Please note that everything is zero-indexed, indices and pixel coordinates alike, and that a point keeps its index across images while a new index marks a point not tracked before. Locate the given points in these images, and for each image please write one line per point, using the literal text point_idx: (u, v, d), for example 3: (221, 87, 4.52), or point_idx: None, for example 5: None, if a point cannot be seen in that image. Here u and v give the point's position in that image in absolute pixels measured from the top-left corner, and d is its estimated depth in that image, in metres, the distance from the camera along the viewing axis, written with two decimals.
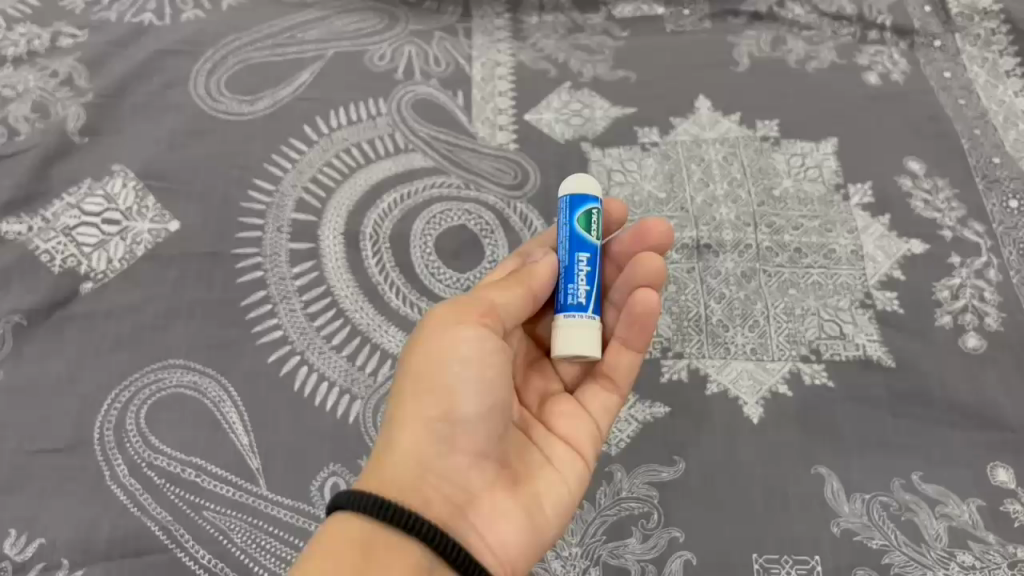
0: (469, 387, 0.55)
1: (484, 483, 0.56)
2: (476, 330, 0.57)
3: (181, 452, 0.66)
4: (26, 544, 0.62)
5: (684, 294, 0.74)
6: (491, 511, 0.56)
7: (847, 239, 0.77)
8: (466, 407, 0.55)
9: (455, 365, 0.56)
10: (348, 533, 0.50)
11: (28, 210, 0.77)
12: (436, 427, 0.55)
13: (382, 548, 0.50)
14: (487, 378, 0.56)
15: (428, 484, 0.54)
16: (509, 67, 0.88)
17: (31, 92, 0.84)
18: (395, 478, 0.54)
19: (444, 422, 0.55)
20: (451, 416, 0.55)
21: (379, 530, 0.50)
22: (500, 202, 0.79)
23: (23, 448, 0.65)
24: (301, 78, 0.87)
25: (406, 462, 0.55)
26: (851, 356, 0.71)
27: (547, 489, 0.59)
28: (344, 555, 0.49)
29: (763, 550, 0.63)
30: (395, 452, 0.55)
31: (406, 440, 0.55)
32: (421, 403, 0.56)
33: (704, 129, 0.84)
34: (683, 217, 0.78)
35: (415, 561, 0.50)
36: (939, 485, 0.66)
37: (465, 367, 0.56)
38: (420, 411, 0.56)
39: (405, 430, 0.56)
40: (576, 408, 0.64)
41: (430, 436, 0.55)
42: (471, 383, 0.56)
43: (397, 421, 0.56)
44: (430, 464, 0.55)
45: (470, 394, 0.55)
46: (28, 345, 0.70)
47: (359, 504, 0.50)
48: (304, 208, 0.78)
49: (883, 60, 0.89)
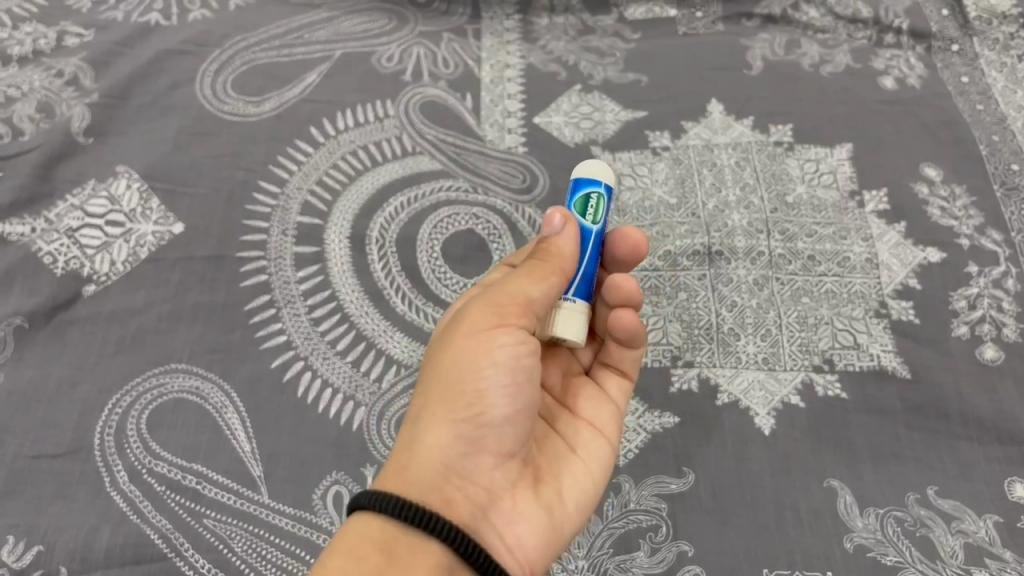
0: (499, 391, 0.54)
1: (505, 484, 0.56)
2: (512, 333, 0.55)
3: (182, 459, 0.65)
4: (24, 552, 0.61)
5: (695, 301, 0.73)
6: (512, 514, 0.55)
7: (861, 246, 0.76)
8: (497, 410, 0.54)
9: (488, 366, 0.54)
10: (369, 534, 0.48)
11: (31, 211, 0.76)
12: (464, 428, 0.54)
13: (404, 550, 0.48)
14: (518, 382, 0.55)
15: (453, 486, 0.53)
16: (519, 69, 0.87)
17: (37, 91, 0.83)
18: (421, 480, 0.52)
19: (472, 425, 0.54)
20: (481, 418, 0.54)
21: (400, 531, 0.48)
22: (508, 206, 0.78)
23: (23, 453, 0.65)
24: (308, 79, 0.86)
25: (431, 462, 0.53)
26: (865, 367, 0.69)
27: (569, 492, 0.59)
28: (364, 556, 0.47)
29: (774, 565, 0.61)
30: (420, 451, 0.53)
31: (432, 440, 0.53)
32: (450, 403, 0.54)
33: (716, 133, 0.83)
34: (694, 223, 0.77)
35: (437, 562, 0.48)
36: (955, 500, 0.64)
37: (498, 369, 0.54)
38: (448, 412, 0.54)
39: (431, 429, 0.54)
40: (597, 393, 0.65)
41: (457, 437, 0.53)
42: (502, 386, 0.54)
43: (422, 420, 0.54)
44: (454, 465, 0.53)
45: (501, 398, 0.54)
46: (30, 348, 0.70)
47: (379, 504, 0.49)
48: (310, 211, 0.77)
49: (899, 64, 0.87)
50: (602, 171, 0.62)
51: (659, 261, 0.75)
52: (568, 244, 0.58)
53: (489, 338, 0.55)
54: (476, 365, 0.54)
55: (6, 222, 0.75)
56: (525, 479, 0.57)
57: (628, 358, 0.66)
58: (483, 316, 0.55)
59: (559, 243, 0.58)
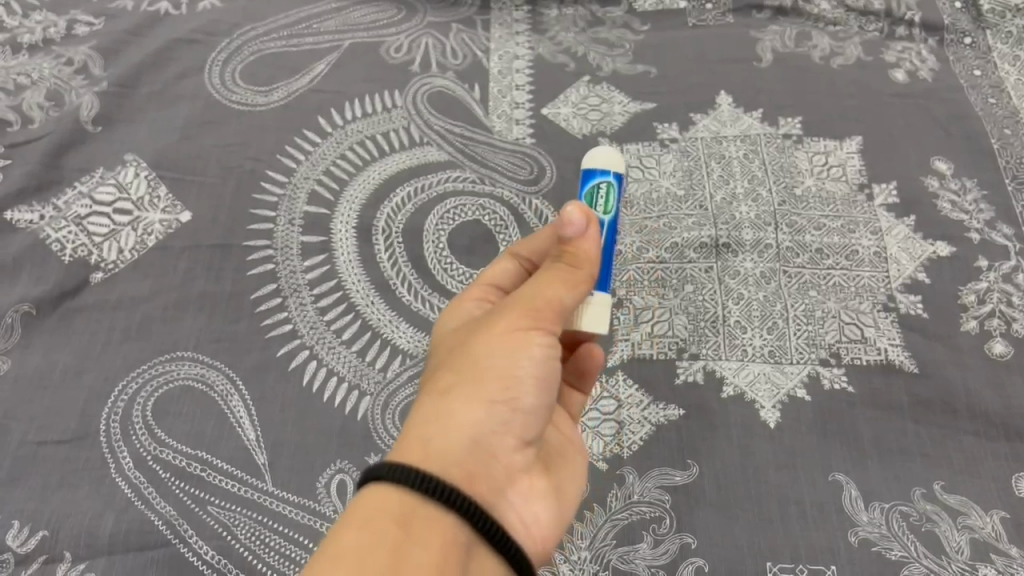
0: (535, 382, 0.51)
1: (521, 465, 0.53)
2: (549, 333, 0.52)
3: (187, 446, 0.65)
4: (29, 537, 0.61)
5: (701, 294, 0.72)
6: (524, 494, 0.53)
7: (870, 240, 0.75)
8: (528, 396, 0.51)
9: (526, 356, 0.51)
10: (384, 505, 0.45)
11: (39, 198, 0.76)
12: (496, 409, 0.50)
13: (422, 523, 0.44)
14: (550, 376, 0.52)
15: (480, 464, 0.49)
16: (527, 60, 0.87)
17: (46, 79, 0.83)
18: (449, 456, 0.48)
19: (503, 407, 0.50)
20: (513, 404, 0.51)
21: (417, 501, 0.45)
22: (515, 197, 0.78)
23: (29, 439, 0.65)
24: (316, 69, 0.86)
25: (459, 439, 0.49)
26: (872, 361, 0.69)
27: (564, 486, 0.58)
28: (378, 529, 0.44)
29: (778, 559, 0.61)
30: (449, 426, 0.49)
31: (462, 416, 0.49)
32: (482, 384, 0.50)
33: (725, 125, 0.82)
34: (702, 215, 0.77)
35: (453, 534, 0.45)
36: (961, 495, 0.64)
37: (536, 362, 0.51)
38: (482, 392, 0.50)
39: (459, 408, 0.49)
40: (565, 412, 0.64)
41: (488, 417, 0.50)
42: (537, 379, 0.51)
43: (448, 396, 0.50)
44: (481, 444, 0.50)
45: (534, 388, 0.51)
46: (37, 335, 0.70)
47: (396, 472, 0.46)
48: (317, 201, 0.77)
49: (910, 57, 0.86)
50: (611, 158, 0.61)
51: (666, 253, 0.74)
52: (593, 248, 0.53)
53: (527, 328, 0.51)
54: (516, 353, 0.50)
55: (15, 209, 0.76)
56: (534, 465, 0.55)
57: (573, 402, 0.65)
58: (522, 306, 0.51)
59: (584, 245, 0.53)
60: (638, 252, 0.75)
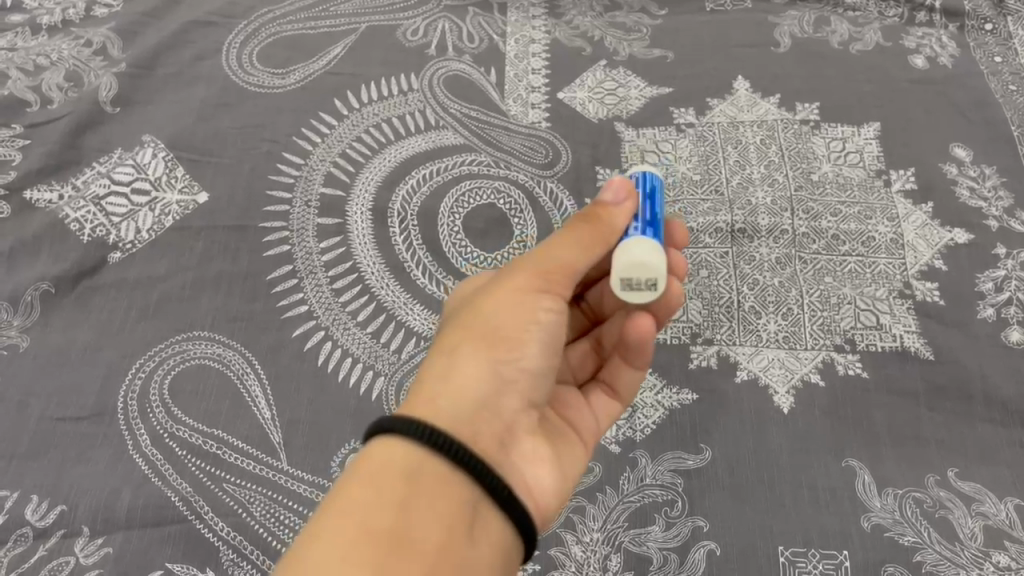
0: (540, 344, 0.53)
1: (528, 431, 0.53)
2: (558, 301, 0.54)
3: (203, 424, 0.66)
4: (48, 511, 0.62)
5: (716, 279, 0.72)
6: (533, 457, 0.53)
7: (887, 226, 0.75)
8: (534, 360, 0.53)
9: (532, 319, 0.53)
10: (391, 460, 0.45)
11: (59, 178, 0.77)
12: (502, 367, 0.51)
13: (428, 481, 0.45)
14: (553, 342, 0.54)
15: (487, 419, 0.50)
16: (544, 44, 0.87)
17: (65, 60, 0.84)
18: (455, 406, 0.49)
19: (510, 366, 0.52)
20: (519, 365, 0.52)
21: (426, 458, 0.45)
22: (530, 181, 0.78)
23: (48, 415, 0.66)
24: (333, 52, 0.86)
25: (466, 392, 0.50)
26: (887, 348, 0.69)
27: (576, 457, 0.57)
28: (385, 487, 0.44)
29: (790, 543, 0.61)
30: (457, 380, 0.50)
31: (469, 371, 0.51)
32: (490, 342, 0.52)
33: (742, 111, 0.82)
34: (717, 200, 0.76)
35: (462, 495, 0.45)
36: (976, 483, 0.63)
37: (543, 328, 0.53)
38: (487, 351, 0.51)
39: (465, 367, 0.51)
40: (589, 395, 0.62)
41: (496, 374, 0.51)
42: (542, 342, 0.53)
43: (456, 353, 0.52)
44: (487, 401, 0.50)
45: (539, 351, 0.53)
46: (56, 313, 0.71)
47: (403, 427, 0.46)
48: (333, 183, 0.78)
49: (930, 43, 0.86)
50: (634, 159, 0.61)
51: None
52: (621, 223, 0.56)
53: (535, 291, 0.54)
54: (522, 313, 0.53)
55: (34, 188, 0.76)
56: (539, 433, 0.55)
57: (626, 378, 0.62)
58: (530, 271, 0.54)
59: (609, 215, 0.56)
60: None
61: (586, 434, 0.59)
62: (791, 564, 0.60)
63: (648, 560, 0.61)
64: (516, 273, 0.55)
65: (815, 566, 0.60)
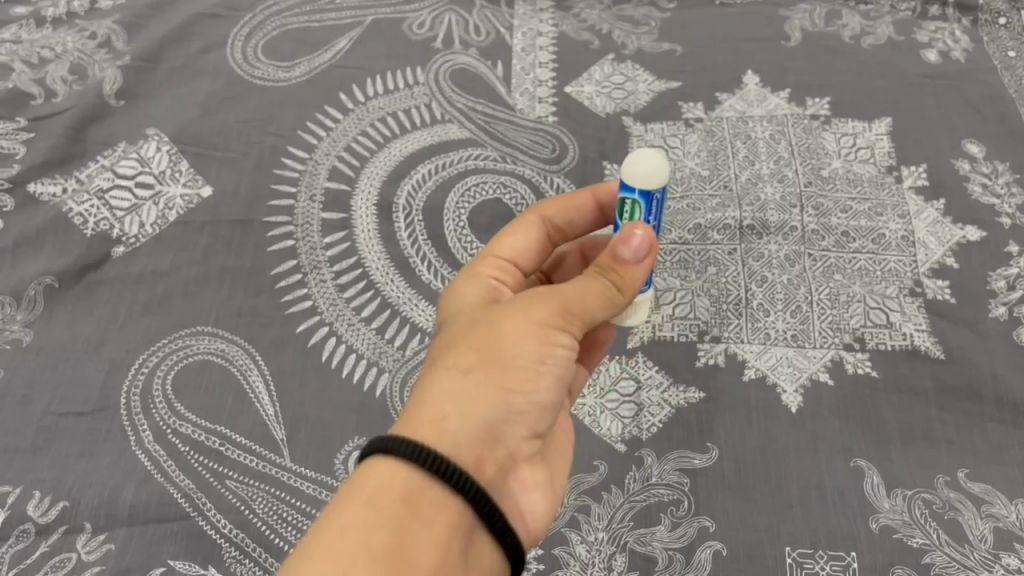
0: (553, 375, 0.49)
1: (527, 453, 0.51)
2: (574, 334, 0.50)
3: (206, 420, 0.65)
4: (50, 507, 0.61)
5: (724, 276, 0.72)
6: (527, 479, 0.51)
7: (898, 223, 0.74)
8: (545, 390, 0.49)
9: (549, 351, 0.49)
10: (391, 479, 0.43)
11: (63, 171, 0.77)
12: (513, 398, 0.48)
13: (429, 506, 0.43)
14: (566, 372, 0.50)
15: (488, 449, 0.47)
16: (551, 37, 0.86)
17: (70, 53, 0.83)
18: (460, 439, 0.46)
19: (522, 398, 0.48)
20: (531, 397, 0.49)
21: (426, 483, 0.43)
22: (536, 176, 0.77)
23: (51, 410, 0.65)
24: (339, 45, 0.86)
25: (473, 422, 0.46)
26: (897, 346, 0.68)
27: (562, 473, 0.56)
28: (384, 506, 0.42)
29: (797, 544, 0.60)
30: (466, 409, 0.46)
31: (480, 400, 0.47)
32: (503, 369, 0.48)
33: (751, 105, 0.81)
34: (726, 196, 0.76)
35: (459, 518, 0.44)
36: (986, 484, 0.63)
37: (558, 361, 0.49)
38: (501, 379, 0.47)
39: (477, 393, 0.47)
40: None
41: (507, 405, 0.48)
42: (556, 374, 0.49)
43: (468, 376, 0.47)
44: (493, 430, 0.47)
45: (552, 381, 0.50)
46: (59, 307, 0.70)
47: (408, 453, 0.43)
48: (337, 177, 0.77)
49: (943, 37, 0.84)
50: (651, 170, 0.52)
51: (688, 234, 0.74)
52: (639, 279, 0.53)
53: (557, 322, 0.49)
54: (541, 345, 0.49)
55: (38, 182, 0.76)
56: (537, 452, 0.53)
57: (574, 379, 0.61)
58: (553, 300, 0.50)
59: (632, 270, 0.52)
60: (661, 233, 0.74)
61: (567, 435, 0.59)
62: (797, 566, 0.59)
63: (653, 561, 0.60)
64: (538, 295, 0.50)
65: (823, 567, 0.59)
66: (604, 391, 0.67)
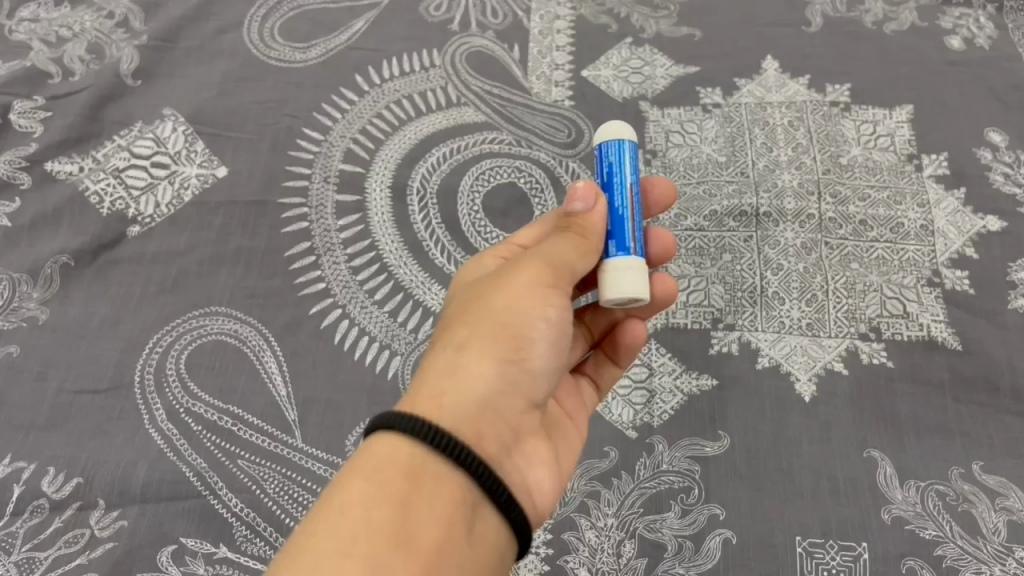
0: (547, 343, 0.50)
1: (529, 430, 0.52)
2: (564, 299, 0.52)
3: (219, 400, 0.65)
4: (64, 484, 0.61)
5: (739, 263, 0.71)
6: (531, 457, 0.52)
7: (917, 212, 0.73)
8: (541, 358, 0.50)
9: (541, 315, 0.50)
10: (394, 457, 0.43)
11: (79, 150, 0.77)
12: (509, 367, 0.49)
13: (431, 480, 0.43)
14: (561, 341, 0.51)
15: (489, 422, 0.48)
16: (569, 20, 0.85)
17: (88, 32, 0.83)
18: (458, 412, 0.46)
19: (516, 367, 0.49)
20: (526, 366, 0.50)
21: (427, 457, 0.44)
22: (552, 160, 0.77)
23: (65, 388, 0.66)
24: (355, 26, 0.85)
25: (471, 393, 0.47)
26: (914, 336, 0.67)
27: (569, 455, 0.56)
28: (386, 483, 0.42)
29: (808, 534, 0.60)
30: (462, 380, 0.48)
31: (476, 370, 0.48)
32: (496, 339, 0.49)
33: (771, 91, 0.80)
34: (743, 182, 0.75)
35: (461, 492, 0.44)
36: (1001, 476, 0.62)
37: (551, 326, 0.51)
38: (496, 349, 0.49)
39: (472, 365, 0.48)
40: (572, 388, 0.61)
41: (503, 376, 0.49)
42: (550, 341, 0.51)
43: (463, 351, 0.49)
44: (490, 402, 0.48)
45: (547, 350, 0.51)
46: (75, 285, 0.71)
47: (410, 427, 0.44)
48: (352, 159, 0.77)
49: (968, 23, 0.83)
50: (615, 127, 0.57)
51: (704, 221, 0.73)
52: (599, 223, 0.54)
53: (546, 289, 0.51)
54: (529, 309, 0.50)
55: (55, 160, 0.76)
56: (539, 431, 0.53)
57: (609, 374, 0.64)
58: (537, 266, 0.52)
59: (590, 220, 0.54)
60: (676, 219, 0.73)
61: (581, 425, 0.59)
62: (808, 555, 0.59)
63: (662, 548, 0.60)
64: (521, 266, 0.52)
65: (833, 557, 0.59)
66: None
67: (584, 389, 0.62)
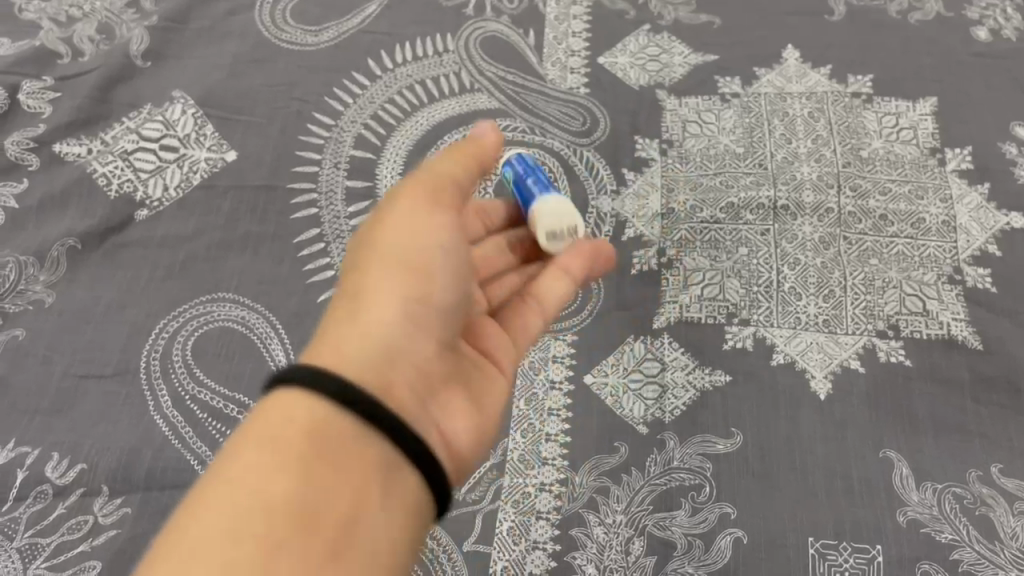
0: (446, 272, 0.49)
1: (445, 377, 0.50)
2: (451, 220, 0.51)
3: (225, 387, 0.64)
4: (68, 469, 0.61)
5: (756, 257, 0.70)
6: (448, 407, 0.49)
7: (939, 208, 0.71)
8: (442, 309, 0.49)
9: (433, 240, 0.50)
10: (290, 415, 0.42)
11: (88, 131, 0.76)
12: (414, 306, 0.48)
13: (328, 435, 0.42)
14: (461, 271, 0.51)
15: (394, 370, 0.46)
16: (585, 6, 0.83)
17: (98, 12, 0.82)
18: (355, 352, 0.45)
19: (421, 307, 0.48)
20: (432, 301, 0.48)
21: (327, 414, 0.42)
22: (565, 149, 0.77)
23: (71, 372, 0.65)
24: (368, 10, 0.84)
25: (370, 333, 0.46)
26: (933, 335, 0.66)
27: (496, 402, 0.54)
28: (283, 446, 0.41)
29: (821, 535, 0.59)
30: (363, 319, 0.47)
31: (374, 310, 0.47)
32: (395, 271, 0.48)
33: (790, 81, 0.78)
34: (761, 174, 0.73)
35: (367, 450, 0.42)
36: (1020, 480, 0.61)
37: (444, 249, 0.50)
38: (398, 284, 0.48)
39: (373, 302, 0.47)
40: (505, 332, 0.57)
41: (406, 315, 0.47)
42: (451, 273, 0.50)
43: (365, 285, 0.48)
44: (394, 345, 0.47)
45: (446, 284, 0.49)
46: (82, 268, 0.70)
47: (305, 377, 0.43)
48: (363, 145, 0.76)
49: (994, 14, 0.81)
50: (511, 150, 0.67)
51: (720, 213, 0.72)
52: (491, 137, 0.58)
53: (432, 209, 0.51)
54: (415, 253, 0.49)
55: (64, 142, 0.75)
56: (458, 377, 0.51)
57: (547, 292, 0.59)
58: (425, 182, 0.52)
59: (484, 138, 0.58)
60: (691, 211, 0.72)
61: (507, 365, 0.56)
62: (820, 557, 0.58)
63: (672, 546, 0.59)
64: (410, 183, 0.53)
65: (847, 559, 0.58)
66: (628, 370, 0.66)
67: (517, 320, 0.58)
